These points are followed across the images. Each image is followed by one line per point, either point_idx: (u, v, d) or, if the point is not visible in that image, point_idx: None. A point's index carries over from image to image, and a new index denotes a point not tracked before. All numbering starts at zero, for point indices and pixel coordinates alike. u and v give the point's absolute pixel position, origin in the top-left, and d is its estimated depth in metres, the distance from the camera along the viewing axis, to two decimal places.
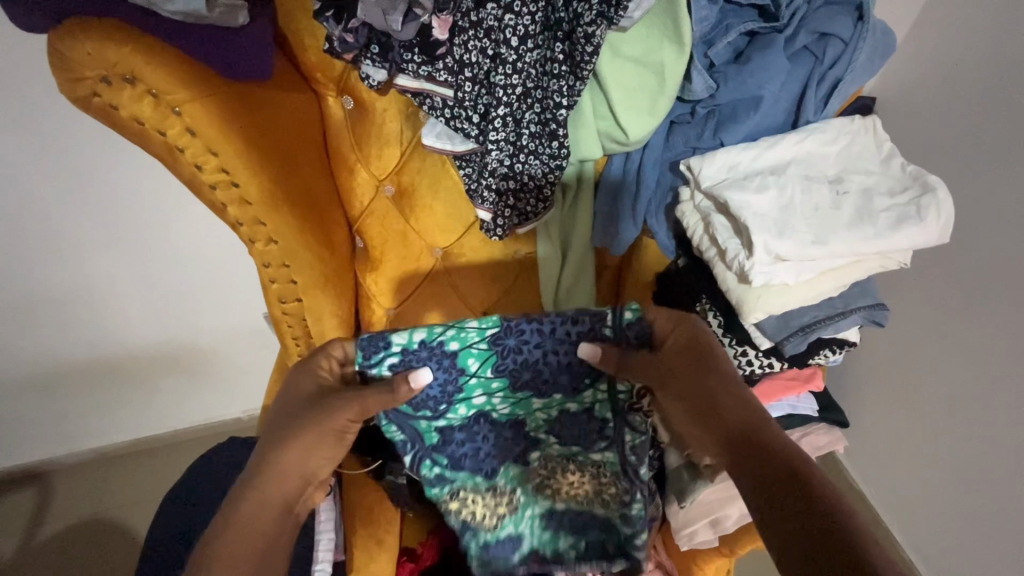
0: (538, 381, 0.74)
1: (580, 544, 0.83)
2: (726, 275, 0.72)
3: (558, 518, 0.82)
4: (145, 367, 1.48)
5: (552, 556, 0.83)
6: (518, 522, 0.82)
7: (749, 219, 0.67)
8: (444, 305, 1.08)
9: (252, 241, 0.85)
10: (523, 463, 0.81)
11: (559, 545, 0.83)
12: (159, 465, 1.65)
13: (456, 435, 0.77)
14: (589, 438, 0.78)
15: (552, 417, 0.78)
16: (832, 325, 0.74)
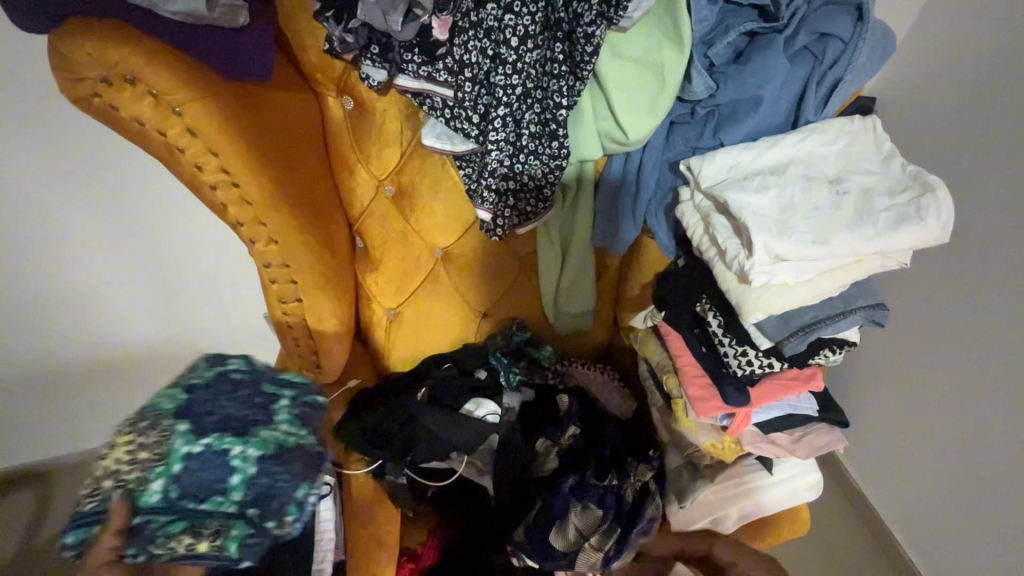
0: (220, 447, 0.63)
1: (168, 529, 0.60)
2: (727, 275, 0.72)
3: (215, 398, 0.66)
4: (145, 366, 1.48)
5: (267, 392, 0.70)
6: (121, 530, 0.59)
7: (749, 218, 0.67)
8: (446, 304, 1.11)
9: (253, 241, 0.85)
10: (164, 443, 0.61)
11: (266, 433, 0.68)
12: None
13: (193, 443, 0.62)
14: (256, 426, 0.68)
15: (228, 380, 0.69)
16: (833, 326, 0.72)
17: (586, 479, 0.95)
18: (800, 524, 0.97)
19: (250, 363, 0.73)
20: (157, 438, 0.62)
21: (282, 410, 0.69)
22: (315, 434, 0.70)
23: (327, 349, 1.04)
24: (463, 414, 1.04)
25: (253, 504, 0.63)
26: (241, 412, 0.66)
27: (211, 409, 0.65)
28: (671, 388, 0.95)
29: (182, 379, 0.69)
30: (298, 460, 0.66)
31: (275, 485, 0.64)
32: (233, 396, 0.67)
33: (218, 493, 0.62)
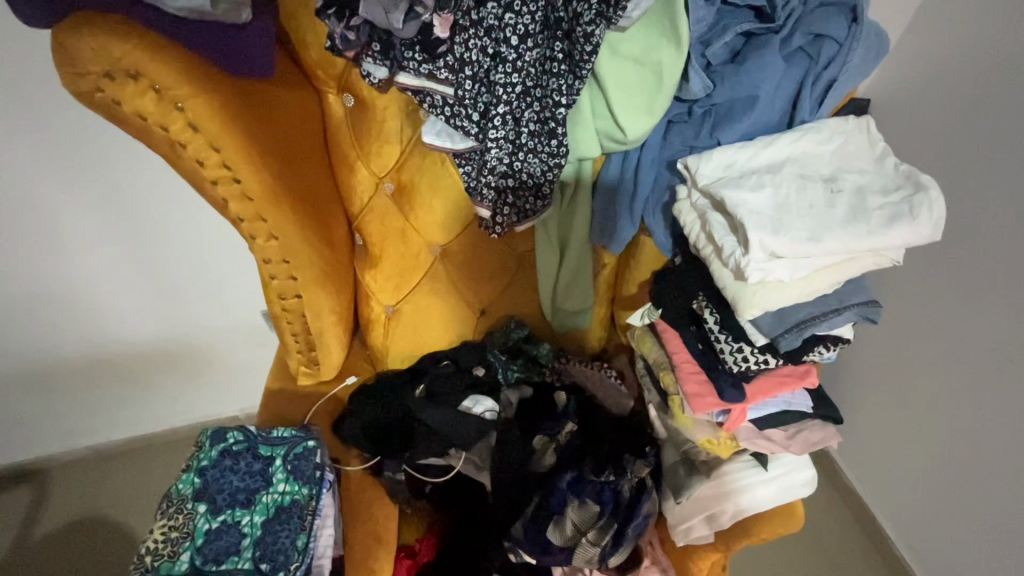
0: (236, 494, 0.79)
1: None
2: (723, 272, 0.73)
3: (222, 474, 0.80)
4: (143, 364, 1.48)
5: (264, 454, 0.83)
6: (225, 553, 0.75)
7: (745, 216, 0.68)
8: (444, 301, 1.12)
9: (253, 237, 0.86)
10: (206, 485, 0.78)
11: (264, 500, 0.80)
12: (158, 463, 1.64)
13: (226, 490, 0.79)
14: (245, 495, 0.79)
15: (230, 526, 0.77)
16: (828, 322, 0.73)
17: (583, 474, 0.97)
18: (795, 521, 0.95)
19: (245, 433, 0.84)
20: (180, 516, 0.76)
21: (278, 473, 0.82)
22: (307, 480, 0.82)
23: (326, 346, 1.05)
24: (462, 410, 1.06)
25: (264, 559, 0.76)
26: (237, 484, 0.79)
27: (222, 489, 0.78)
28: (667, 384, 0.96)
29: (191, 461, 0.81)
30: (295, 515, 0.80)
31: (278, 532, 0.78)
32: (242, 472, 0.80)
33: (235, 554, 0.75)
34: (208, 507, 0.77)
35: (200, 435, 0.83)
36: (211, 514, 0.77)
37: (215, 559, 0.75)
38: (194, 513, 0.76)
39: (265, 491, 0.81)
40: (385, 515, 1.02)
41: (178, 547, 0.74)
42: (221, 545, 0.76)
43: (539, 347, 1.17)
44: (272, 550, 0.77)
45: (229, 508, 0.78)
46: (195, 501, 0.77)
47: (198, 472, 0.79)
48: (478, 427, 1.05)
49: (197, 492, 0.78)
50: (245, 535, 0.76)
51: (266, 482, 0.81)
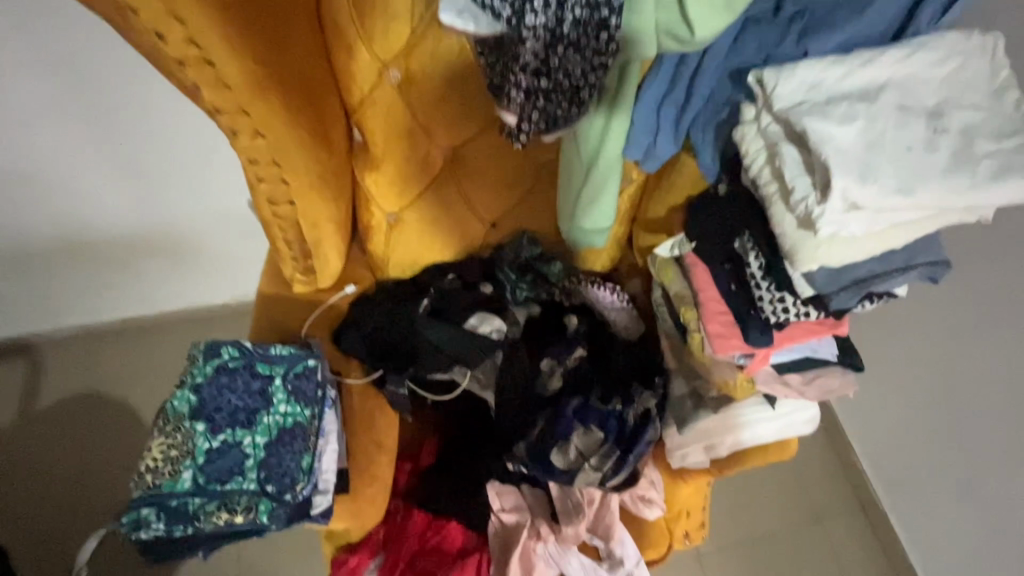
0: (234, 413, 0.74)
1: (204, 508, 0.68)
2: (785, 217, 0.64)
3: (218, 392, 0.75)
4: (124, 249, 1.38)
5: (261, 372, 0.78)
6: (226, 472, 0.71)
7: (830, 156, 0.57)
8: (451, 211, 1.01)
9: (234, 134, 0.72)
10: (202, 401, 0.74)
11: (265, 420, 0.75)
12: (153, 345, 1.60)
13: (223, 407, 0.74)
14: (244, 413, 0.75)
15: (231, 444, 0.72)
16: (890, 281, 0.66)
17: (589, 400, 0.96)
18: (787, 451, 1.01)
19: (241, 349, 0.79)
20: (177, 433, 0.71)
21: (278, 392, 0.77)
22: (308, 399, 0.78)
23: (323, 254, 0.96)
24: (466, 329, 1.00)
25: (270, 481, 0.72)
26: (235, 401, 0.75)
27: (219, 405, 0.74)
28: (688, 321, 0.91)
29: (184, 378, 0.76)
30: (299, 435, 0.76)
31: (282, 454, 0.74)
32: (238, 389, 0.76)
33: (239, 475, 0.71)
34: (205, 424, 0.72)
35: (192, 350, 0.78)
36: (209, 433, 0.72)
37: (216, 479, 0.70)
38: (191, 431, 0.72)
39: (264, 411, 0.76)
40: (389, 427, 1.01)
41: (174, 467, 0.69)
42: (221, 465, 0.71)
43: (550, 266, 1.08)
44: (274, 470, 0.73)
45: (228, 426, 0.73)
46: (190, 417, 0.72)
47: (193, 388, 0.74)
48: (483, 349, 0.99)
49: (192, 409, 0.73)
50: (247, 455, 0.72)
51: (267, 401, 0.76)
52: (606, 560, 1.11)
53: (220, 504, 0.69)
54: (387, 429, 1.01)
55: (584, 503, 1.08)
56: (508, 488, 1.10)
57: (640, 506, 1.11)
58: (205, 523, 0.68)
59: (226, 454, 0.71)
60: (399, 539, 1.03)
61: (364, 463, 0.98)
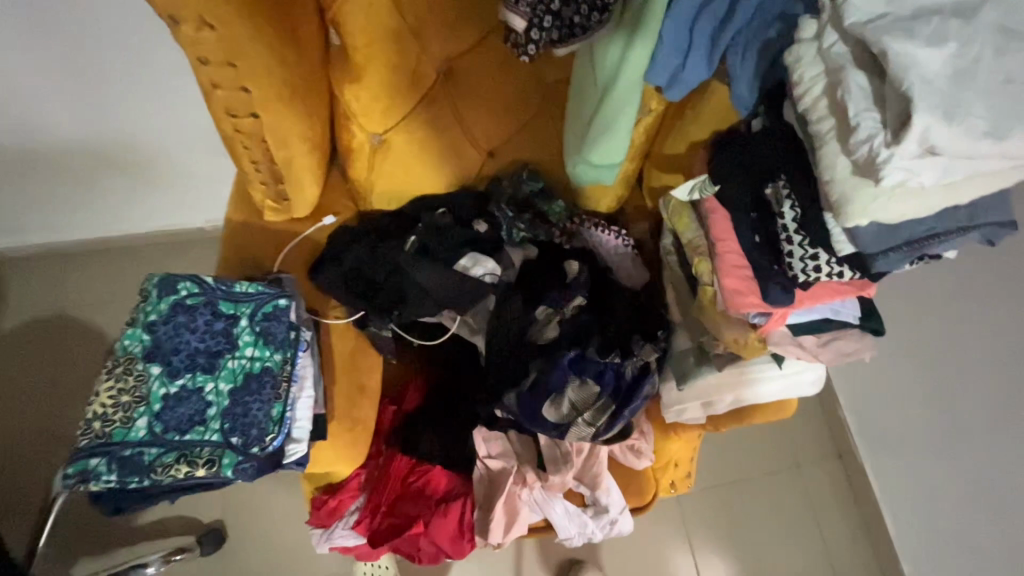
0: (194, 356, 0.67)
1: (161, 459, 0.62)
2: (840, 160, 0.54)
3: (175, 331, 0.67)
4: (56, 172, 1.18)
5: (224, 312, 0.69)
6: (187, 420, 0.64)
7: (915, 85, 0.46)
8: (443, 136, 0.89)
9: (177, 23, 0.60)
10: (158, 342, 0.66)
11: (229, 364, 0.68)
12: (95, 276, 1.41)
13: (181, 348, 0.66)
14: (205, 355, 0.67)
15: (192, 390, 0.65)
16: (947, 243, 0.58)
17: (587, 352, 0.89)
18: (786, 410, 0.97)
19: (202, 285, 0.70)
20: (129, 376, 0.64)
21: (244, 334, 0.69)
22: (278, 343, 0.70)
23: (296, 179, 0.85)
24: (457, 270, 0.92)
25: (235, 432, 0.65)
26: (195, 343, 0.67)
27: (177, 346, 0.66)
28: (700, 273, 0.83)
29: (137, 314, 0.67)
30: (268, 383, 0.68)
31: (248, 403, 0.67)
32: (199, 329, 0.68)
33: (201, 425, 0.65)
34: (161, 366, 0.65)
35: (144, 284, 0.69)
36: (165, 377, 0.65)
37: (176, 426, 0.64)
38: (145, 374, 0.64)
39: (229, 355, 0.68)
40: (372, 371, 0.95)
41: (128, 413, 0.63)
42: (180, 412, 0.64)
43: (552, 202, 0.99)
44: (240, 419, 0.66)
45: (187, 370, 0.66)
46: (144, 359, 0.65)
47: (147, 327, 0.66)
48: (475, 291, 0.92)
49: (146, 350, 0.65)
50: (210, 402, 0.65)
51: (232, 343, 0.69)
52: (592, 506, 1.10)
53: (179, 454, 0.63)
54: (369, 373, 0.95)
55: (574, 452, 1.02)
56: (495, 436, 1.04)
57: (630, 457, 1.07)
58: (161, 476, 0.62)
59: (186, 401, 0.65)
60: (380, 485, 1.01)
61: (344, 411, 0.91)
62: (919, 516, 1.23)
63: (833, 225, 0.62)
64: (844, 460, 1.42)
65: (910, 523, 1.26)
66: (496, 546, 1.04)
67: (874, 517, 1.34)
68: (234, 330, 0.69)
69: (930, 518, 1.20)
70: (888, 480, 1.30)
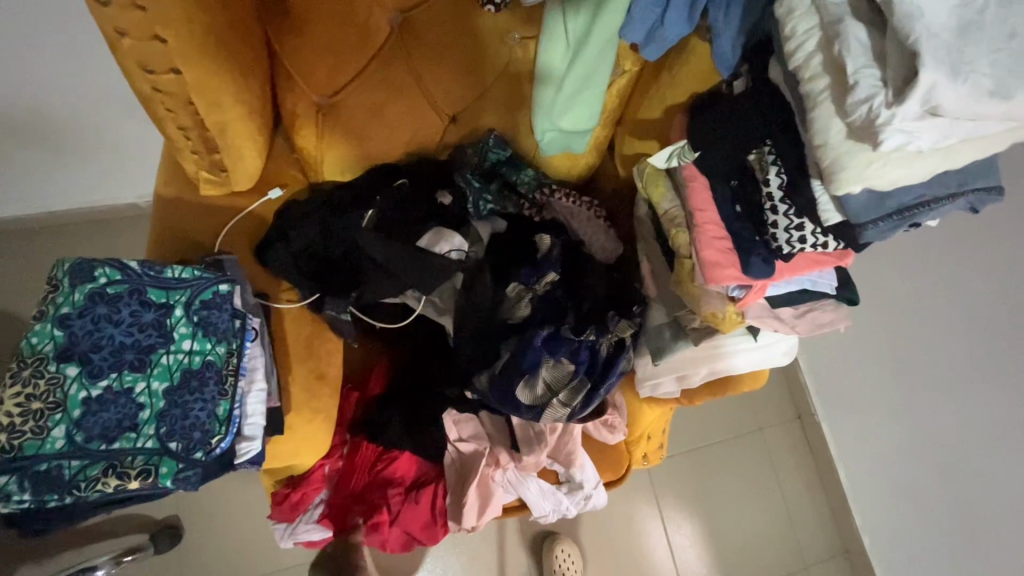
0: (120, 353, 0.58)
1: (84, 473, 0.54)
2: (834, 123, 0.50)
3: (95, 326, 0.58)
4: None
5: (154, 301, 0.61)
6: (115, 427, 0.56)
7: (923, 38, 0.42)
8: (402, 99, 0.80)
9: None
10: (72, 338, 0.57)
11: (163, 360, 0.60)
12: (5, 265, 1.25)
13: (103, 345, 0.58)
14: (134, 352, 0.59)
15: (119, 391, 0.57)
16: (935, 211, 0.55)
17: (562, 330, 0.85)
18: (759, 380, 0.96)
19: (125, 270, 0.61)
20: (39, 380, 0.55)
21: (179, 325, 0.61)
22: (221, 334, 0.63)
23: (234, 147, 0.75)
24: (420, 248, 0.85)
25: (173, 436, 0.58)
26: (120, 339, 0.58)
27: (99, 342, 0.57)
28: (677, 245, 0.79)
29: (45, 306, 0.58)
30: (210, 379, 0.61)
31: (187, 404, 0.59)
32: (123, 321, 0.59)
33: (132, 431, 0.57)
34: (79, 367, 0.56)
35: (53, 271, 0.59)
36: (85, 378, 0.56)
37: (101, 435, 0.56)
38: (59, 377, 0.55)
39: (163, 350, 0.60)
40: (331, 358, 0.88)
41: (40, 423, 0.54)
42: (106, 419, 0.56)
43: (522, 167, 0.92)
44: (179, 422, 0.58)
45: (112, 370, 0.57)
46: (58, 359, 0.56)
47: (57, 322, 0.57)
48: (442, 269, 0.85)
49: (59, 348, 0.56)
50: (142, 404, 0.57)
51: (165, 336, 0.60)
52: (565, 483, 1.08)
53: (108, 465, 0.55)
54: (330, 360, 0.88)
55: (549, 431, 0.99)
56: (466, 419, 1.00)
57: (603, 432, 1.07)
58: (86, 492, 0.54)
59: (114, 405, 0.57)
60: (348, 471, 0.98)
61: (302, 403, 0.84)
62: (873, 473, 1.29)
63: (821, 194, 0.59)
64: (803, 422, 1.46)
65: (864, 479, 1.32)
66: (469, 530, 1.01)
67: (830, 475, 1.40)
68: (168, 321, 0.61)
69: (883, 475, 1.27)
70: (846, 440, 1.36)
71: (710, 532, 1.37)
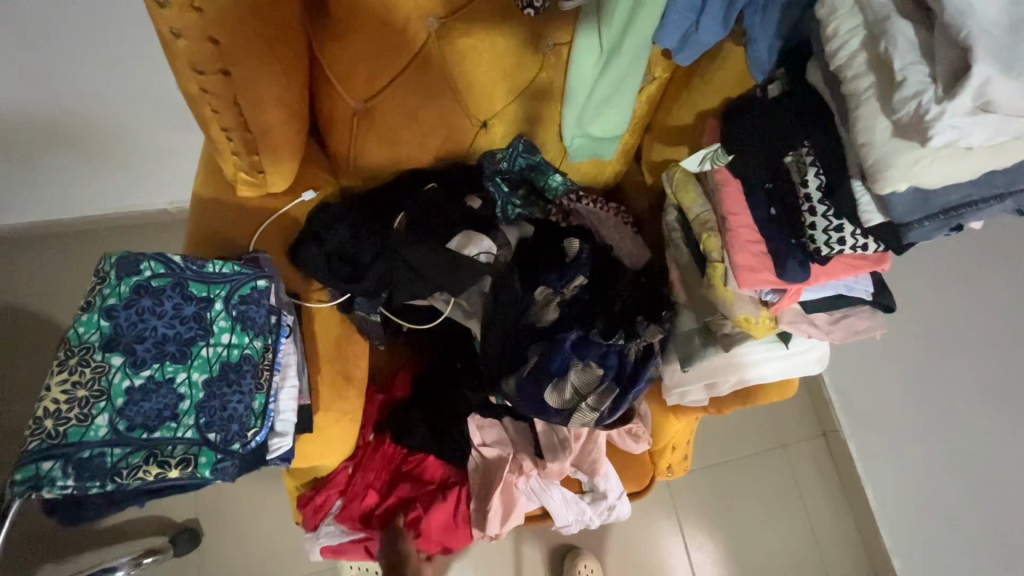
0: (162, 345, 0.59)
1: (126, 461, 0.55)
2: (879, 121, 0.50)
3: (138, 318, 0.59)
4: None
5: (196, 294, 0.62)
6: (156, 416, 0.57)
7: (976, 33, 0.42)
8: (437, 103, 0.82)
9: None
10: (116, 329, 0.58)
11: (203, 352, 0.61)
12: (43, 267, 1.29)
13: (146, 336, 0.59)
14: (175, 345, 0.60)
15: (160, 381, 0.58)
16: (981, 211, 0.54)
17: (588, 334, 0.84)
18: (789, 390, 0.94)
19: (169, 264, 0.62)
20: (85, 369, 0.56)
21: (218, 319, 0.62)
22: (259, 329, 0.63)
23: (274, 151, 0.77)
24: (448, 249, 0.85)
25: (212, 427, 0.59)
26: (163, 331, 0.60)
27: (142, 333, 0.59)
28: (710, 250, 0.78)
29: (92, 298, 0.59)
30: (248, 373, 0.62)
31: (226, 396, 0.60)
32: (165, 313, 0.60)
33: (173, 421, 0.58)
34: (123, 357, 0.57)
35: (100, 264, 0.60)
36: (129, 368, 0.57)
37: (142, 424, 0.56)
38: (104, 366, 0.57)
39: (203, 343, 0.61)
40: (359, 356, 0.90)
41: (85, 410, 0.55)
42: (147, 408, 0.57)
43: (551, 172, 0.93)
44: (218, 414, 0.59)
45: (154, 361, 0.58)
46: (104, 348, 0.57)
47: (103, 313, 0.58)
48: (471, 272, 0.85)
49: (104, 339, 0.57)
50: (183, 395, 0.58)
51: (205, 329, 0.61)
52: (589, 492, 1.06)
53: (148, 454, 0.56)
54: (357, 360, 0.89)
55: (572, 438, 0.97)
56: (490, 424, 0.99)
57: (627, 441, 1.04)
58: (128, 480, 0.55)
59: (155, 395, 0.58)
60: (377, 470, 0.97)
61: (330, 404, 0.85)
62: (904, 492, 1.25)
63: (861, 195, 0.58)
64: (829, 439, 1.42)
65: (895, 499, 1.28)
66: (492, 538, 1.00)
67: (858, 494, 1.36)
68: (209, 314, 0.62)
69: (914, 494, 1.23)
70: (874, 458, 1.32)
71: (733, 551, 1.33)
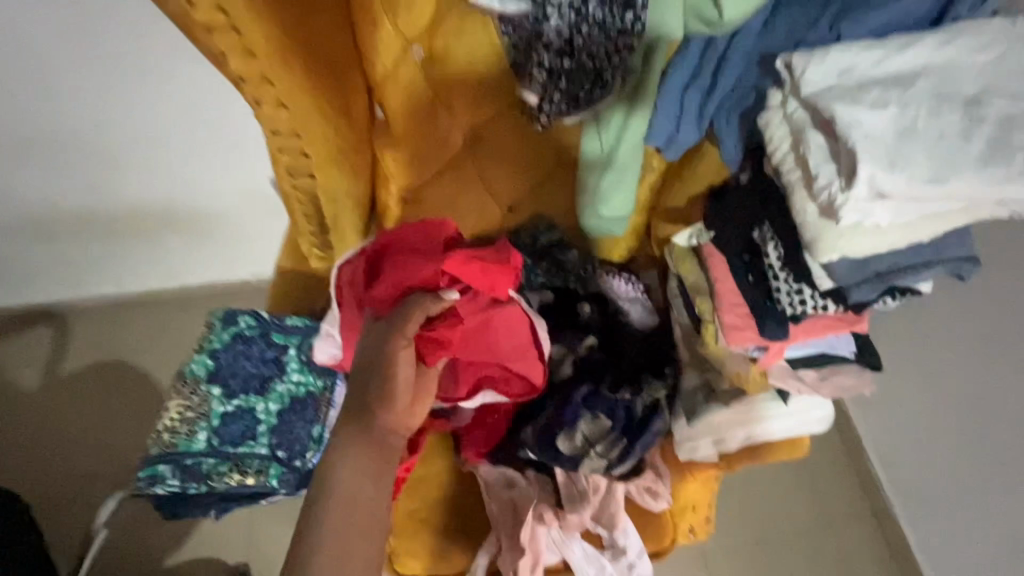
0: (249, 381, 0.76)
1: (216, 469, 0.71)
2: (807, 205, 0.62)
3: (233, 359, 0.77)
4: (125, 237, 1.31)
5: (277, 342, 0.79)
6: (241, 435, 0.74)
7: (858, 140, 0.55)
8: (470, 191, 1.02)
9: (257, 101, 0.75)
10: (218, 367, 0.76)
11: (278, 387, 0.77)
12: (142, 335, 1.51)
13: (238, 373, 0.76)
14: (258, 381, 0.77)
15: (246, 409, 0.75)
16: (915, 276, 0.64)
17: (599, 388, 0.96)
18: (799, 449, 0.99)
19: (258, 317, 0.80)
20: (193, 397, 0.74)
21: (291, 362, 0.79)
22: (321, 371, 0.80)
23: (341, 234, 0.97)
24: None
25: (281, 447, 0.74)
26: (250, 370, 0.77)
27: (235, 371, 0.76)
28: (703, 311, 0.90)
29: (202, 343, 0.77)
30: (310, 405, 0.77)
31: (293, 422, 0.76)
32: (253, 356, 0.77)
33: (252, 440, 0.74)
34: (221, 389, 0.75)
35: (209, 318, 0.79)
36: (224, 397, 0.74)
37: (230, 441, 0.73)
38: (206, 395, 0.74)
39: (279, 380, 0.78)
40: None
41: (191, 428, 0.72)
42: (235, 428, 0.74)
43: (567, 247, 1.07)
44: (286, 436, 0.75)
45: (242, 393, 0.75)
46: (207, 382, 0.75)
47: (209, 354, 0.76)
48: None
49: (208, 374, 0.75)
50: (260, 420, 0.75)
51: (281, 370, 0.78)
52: (609, 548, 1.09)
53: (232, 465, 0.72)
54: None
55: (591, 490, 1.03)
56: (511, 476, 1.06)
57: (646, 497, 1.08)
58: (217, 484, 0.71)
59: (241, 419, 0.74)
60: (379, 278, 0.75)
61: None
62: None
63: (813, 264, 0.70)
64: (880, 523, 1.34)
65: None
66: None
67: None
68: (285, 358, 0.79)
69: None
70: (931, 542, 1.23)
71: None
